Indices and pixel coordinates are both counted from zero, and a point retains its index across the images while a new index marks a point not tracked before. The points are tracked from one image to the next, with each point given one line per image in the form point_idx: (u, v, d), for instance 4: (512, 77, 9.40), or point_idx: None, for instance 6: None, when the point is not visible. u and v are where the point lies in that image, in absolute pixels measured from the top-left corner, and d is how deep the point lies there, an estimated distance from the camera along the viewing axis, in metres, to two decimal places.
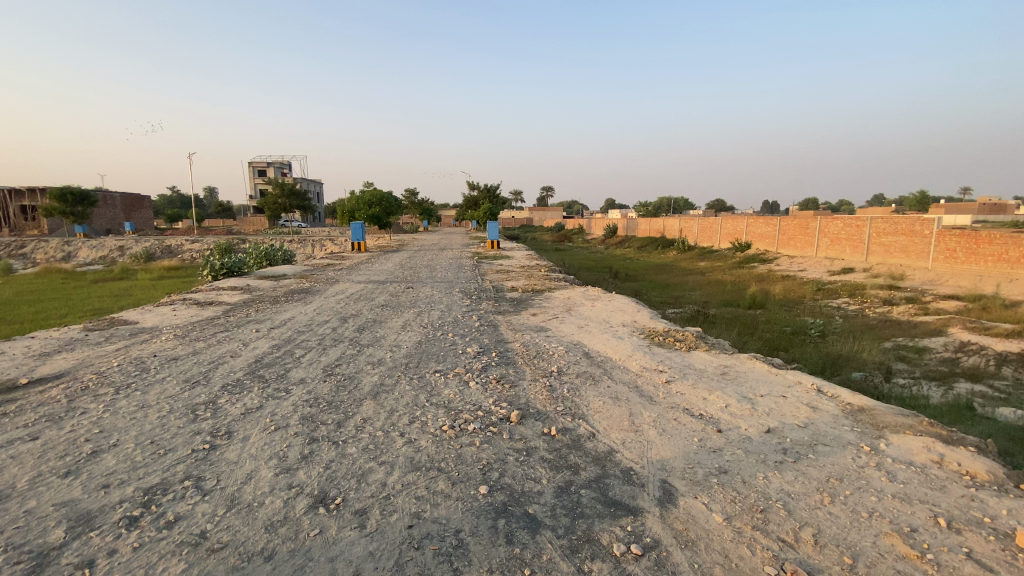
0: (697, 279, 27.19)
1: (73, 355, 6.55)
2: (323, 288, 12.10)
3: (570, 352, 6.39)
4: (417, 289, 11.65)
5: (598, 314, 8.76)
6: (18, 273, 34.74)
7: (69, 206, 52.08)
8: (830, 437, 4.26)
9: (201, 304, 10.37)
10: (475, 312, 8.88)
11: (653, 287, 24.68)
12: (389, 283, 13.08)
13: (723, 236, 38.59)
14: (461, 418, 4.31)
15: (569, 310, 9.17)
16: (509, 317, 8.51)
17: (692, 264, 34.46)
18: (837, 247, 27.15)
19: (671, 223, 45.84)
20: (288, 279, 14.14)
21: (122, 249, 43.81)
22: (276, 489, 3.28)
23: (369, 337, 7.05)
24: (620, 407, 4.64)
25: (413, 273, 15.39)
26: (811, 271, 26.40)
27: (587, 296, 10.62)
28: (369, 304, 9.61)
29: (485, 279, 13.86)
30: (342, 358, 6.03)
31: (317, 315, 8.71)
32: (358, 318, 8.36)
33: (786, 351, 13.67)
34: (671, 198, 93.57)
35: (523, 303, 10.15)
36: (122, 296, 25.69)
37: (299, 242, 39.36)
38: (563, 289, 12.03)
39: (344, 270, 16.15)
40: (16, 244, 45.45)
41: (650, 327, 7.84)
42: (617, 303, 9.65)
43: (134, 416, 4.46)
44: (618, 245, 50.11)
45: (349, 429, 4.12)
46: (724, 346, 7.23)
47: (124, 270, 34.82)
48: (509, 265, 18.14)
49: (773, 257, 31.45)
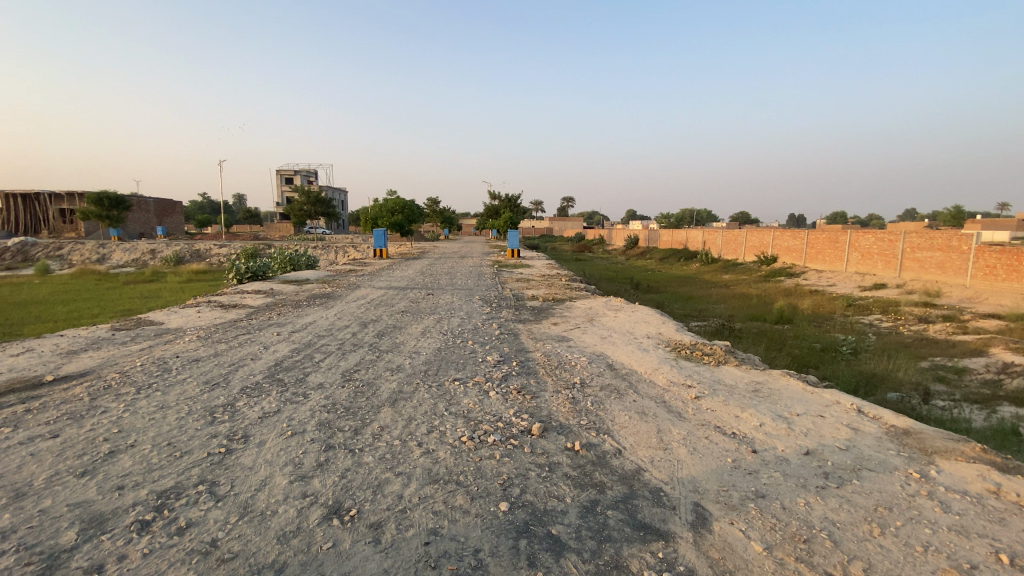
0: (721, 292, 26.64)
1: (99, 353, 6.62)
2: (345, 293, 12.13)
3: (593, 364, 6.19)
4: (437, 296, 11.61)
5: (622, 325, 8.53)
6: (55, 274, 36.04)
7: (104, 210, 53.95)
8: (875, 461, 3.97)
9: (225, 306, 10.48)
10: (495, 321, 8.73)
11: (676, 300, 24.24)
12: (410, 289, 13.07)
13: (748, 249, 37.82)
14: (481, 429, 4.15)
15: (591, 320, 8.97)
16: (530, 326, 8.34)
17: (716, 276, 33.80)
18: (869, 262, 26.30)
19: (694, 235, 45.17)
20: (310, 283, 14.25)
21: (153, 252, 45.19)
22: (290, 497, 3.17)
23: (389, 343, 6.96)
24: (646, 423, 4.43)
25: (433, 280, 15.36)
26: (841, 287, 25.60)
27: (610, 306, 10.40)
28: (389, 310, 9.57)
29: (506, 287, 13.74)
30: (361, 364, 5.95)
31: (337, 320, 8.69)
32: (379, 324, 8.32)
33: (816, 368, 13.18)
34: (694, 209, 92.49)
35: (544, 312, 9.98)
36: (151, 297, 26.38)
37: (323, 248, 39.97)
38: (585, 298, 11.81)
39: (365, 276, 16.23)
40: (55, 246, 47.27)
41: (676, 339, 7.60)
42: (641, 314, 9.41)
43: (152, 416, 4.41)
44: (640, 257, 49.57)
45: (365, 437, 4.01)
46: (754, 361, 6.93)
47: (155, 273, 35.93)
48: (530, 274, 18.00)
49: (801, 271, 30.64)
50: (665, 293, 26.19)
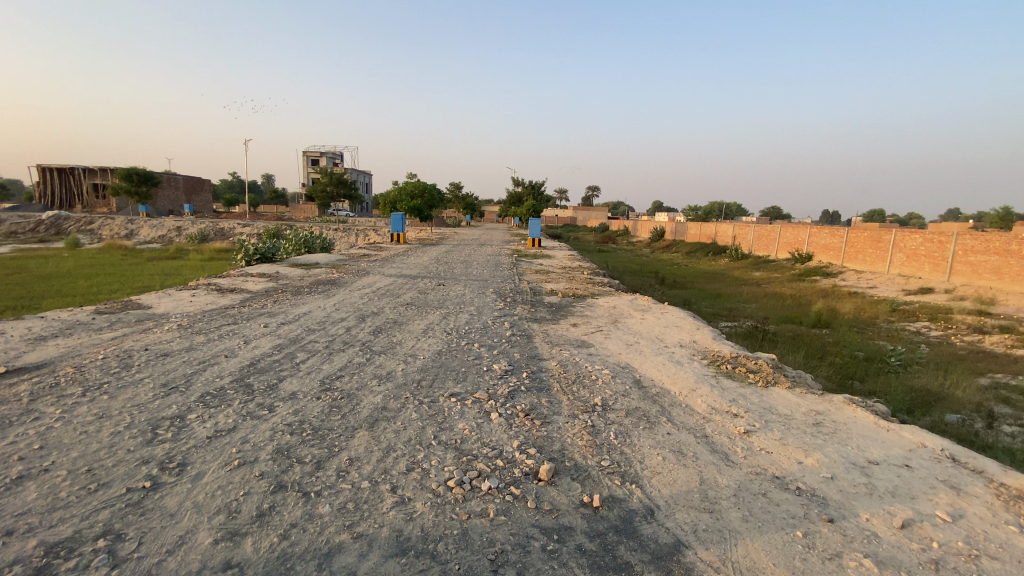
0: (753, 291, 25.21)
1: (67, 340, 5.97)
2: (352, 280, 11.39)
3: (617, 379, 5.26)
4: (448, 288, 10.77)
5: (650, 330, 7.52)
6: (84, 248, 36.57)
7: (133, 186, 54.71)
8: (995, 542, 2.97)
9: (223, 290, 9.83)
10: (507, 319, 7.84)
11: (705, 298, 22.95)
12: (421, 278, 12.26)
13: (781, 245, 35.97)
14: (475, 470, 3.28)
15: (615, 322, 7.99)
16: (546, 328, 7.42)
17: (746, 273, 32.24)
18: (915, 264, 24.49)
19: (724, 228, 43.31)
20: (319, 268, 13.58)
21: (179, 230, 45.59)
22: (209, 568, 2.36)
23: (385, 343, 6.13)
24: (684, 470, 3.50)
25: (447, 269, 14.52)
26: (882, 290, 23.92)
27: (636, 306, 9.39)
28: (393, 302, 8.75)
29: (524, 280, 12.83)
30: (347, 368, 5.11)
31: (335, 311, 7.90)
32: (379, 318, 7.50)
33: (860, 382, 11.96)
34: (725, 203, 89.73)
35: (563, 310, 9.03)
36: (170, 274, 26.33)
37: (344, 230, 39.62)
38: (609, 296, 10.80)
39: (377, 262, 15.50)
40: (85, 220, 48.15)
41: (713, 351, 6.60)
42: (671, 317, 8.38)
43: (86, 427, 3.67)
44: (666, 250, 47.87)
45: (329, 474, 3.18)
46: (808, 382, 5.89)
47: (179, 250, 36.14)
48: (550, 266, 17.01)
49: (838, 271, 28.87)
50: (692, 290, 24.89)
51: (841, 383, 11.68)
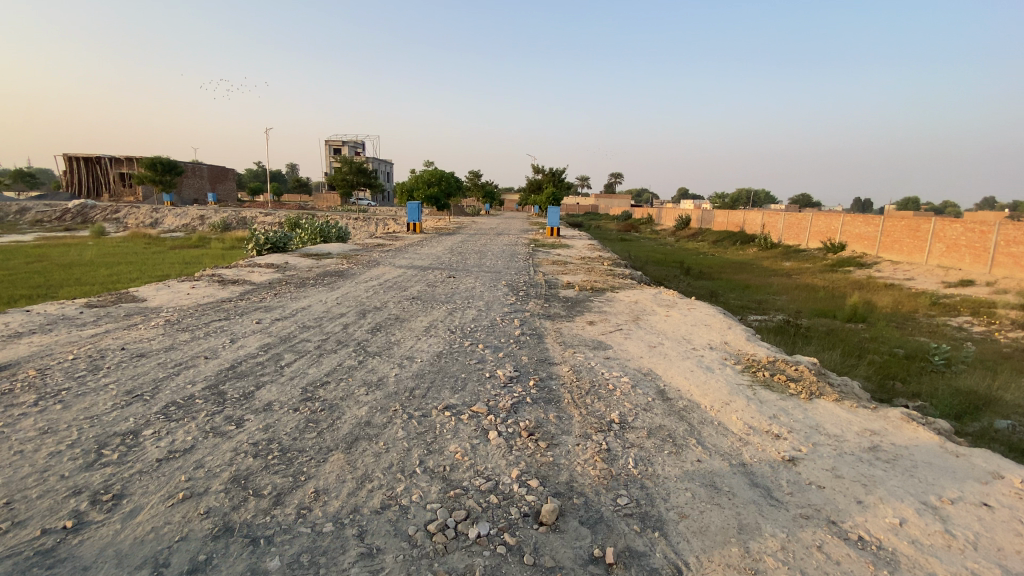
0: (782, 282, 24.08)
1: (44, 338, 5.60)
2: (359, 272, 10.94)
3: (638, 390, 4.62)
4: (458, 280, 10.21)
5: (675, 329, 6.84)
6: (110, 237, 37.22)
7: (159, 175, 55.57)
8: None
9: (224, 282, 9.46)
10: (518, 316, 7.25)
11: (731, 289, 21.98)
12: (432, 269, 11.74)
13: (812, 234, 34.41)
14: (462, 511, 2.71)
15: (636, 320, 7.33)
16: (559, 326, 6.81)
17: (775, 264, 30.92)
18: (955, 254, 22.98)
19: (752, 217, 41.73)
20: (329, 258, 13.19)
21: (202, 218, 46.13)
22: None
23: (382, 342, 5.60)
24: (719, 513, 2.86)
25: (461, 260, 13.97)
26: (919, 282, 22.58)
27: (660, 302, 8.68)
28: (398, 296, 8.23)
29: (540, 271, 12.19)
30: (335, 372, 4.59)
31: (335, 305, 7.41)
32: (382, 312, 6.97)
33: (901, 383, 11.05)
34: (751, 191, 87.29)
35: (579, 305, 8.39)
36: (190, 263, 26.51)
37: (363, 219, 39.43)
38: (630, 289, 10.10)
39: (389, 252, 15.04)
40: (113, 209, 49.09)
41: (747, 356, 5.89)
42: (699, 315, 7.65)
43: (23, 448, 3.22)
44: (689, 240, 46.59)
45: (285, 515, 2.65)
46: (856, 393, 5.16)
47: (202, 238, 36.50)
48: (568, 256, 16.32)
49: (872, 262, 27.41)
50: (717, 281, 23.91)
51: (880, 384, 10.81)
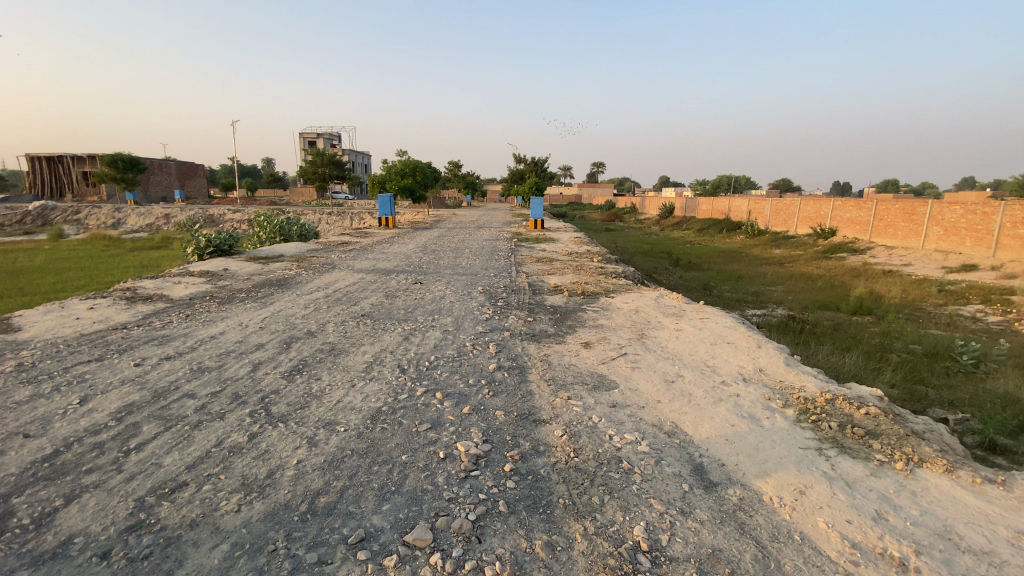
0: (777, 271, 22.90)
1: None
2: (307, 279, 9.23)
3: (666, 470, 3.10)
4: (426, 287, 8.62)
5: (692, 352, 5.35)
6: (65, 239, 34.63)
7: (120, 172, 52.35)
8: None
9: (136, 298, 7.69)
10: (493, 338, 5.67)
11: (725, 281, 20.67)
12: (396, 274, 10.11)
13: (801, 220, 33.33)
14: None
15: (641, 338, 5.83)
16: (547, 351, 5.28)
17: (765, 252, 29.78)
18: (954, 238, 21.96)
19: (739, 203, 40.59)
20: (279, 262, 11.44)
21: (167, 217, 43.51)
22: None
23: (298, 394, 3.98)
24: None
25: (431, 259, 12.35)
26: (919, 268, 21.54)
27: (665, 311, 7.19)
28: (344, 313, 6.59)
29: (522, 272, 10.63)
30: (205, 463, 2.99)
31: (256, 331, 5.74)
32: (313, 341, 5.34)
33: (931, 388, 9.77)
34: (732, 177, 87.19)
35: (569, 317, 6.86)
36: (146, 266, 24.33)
37: (337, 214, 37.31)
38: (626, 293, 8.61)
39: (352, 253, 13.34)
40: (71, 210, 46.15)
41: (795, 393, 4.42)
42: (717, 329, 6.17)
43: None
44: (676, 228, 45.37)
45: None
46: (957, 453, 3.72)
47: (165, 238, 34.15)
48: (553, 252, 14.79)
49: (866, 247, 26.36)
50: (711, 271, 22.61)
51: (908, 390, 9.53)
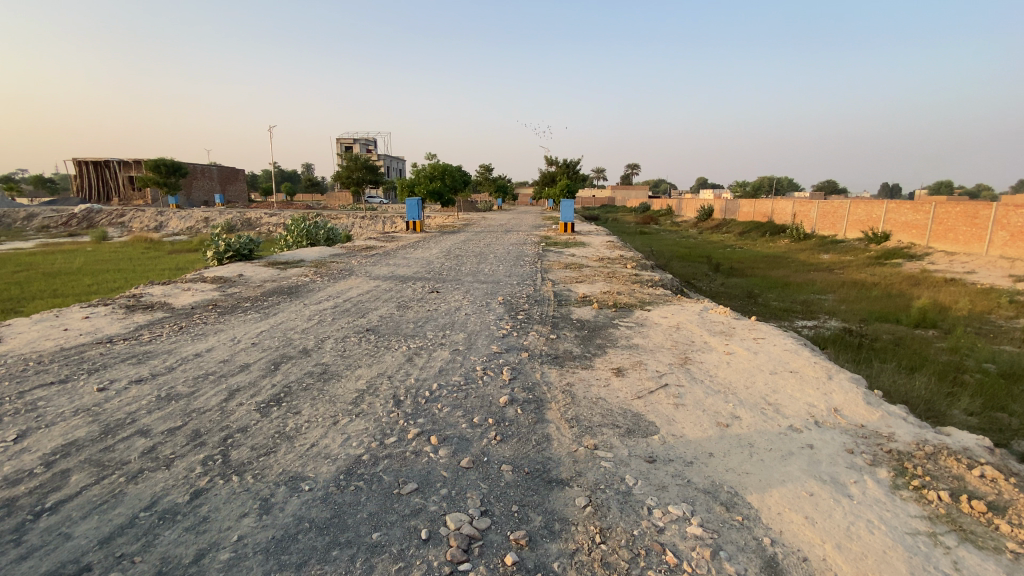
0: (826, 278, 21.28)
1: None
2: (319, 287, 8.71)
3: (726, 568, 2.27)
4: (443, 297, 7.93)
5: (748, 384, 4.46)
6: (110, 241, 35.85)
7: (163, 177, 54.29)
8: None
9: (136, 307, 7.32)
10: (509, 361, 4.90)
11: (770, 288, 19.29)
12: (414, 281, 9.47)
13: (850, 224, 31.22)
14: None
15: (685, 364, 4.96)
16: (571, 379, 4.47)
17: (812, 257, 28.02)
18: (1020, 244, 19.83)
19: (781, 206, 38.58)
20: (296, 268, 11.01)
21: (206, 220, 44.71)
22: None
23: (268, 433, 3.33)
24: None
25: (454, 265, 11.70)
26: (984, 276, 19.57)
27: (711, 329, 6.26)
28: (348, 327, 5.95)
29: (549, 280, 9.83)
30: (121, 538, 2.36)
31: (244, 347, 5.17)
32: (304, 362, 4.69)
33: (1008, 410, 8.37)
34: (773, 178, 84.02)
35: (597, 335, 6.02)
36: (181, 269, 24.66)
37: (369, 217, 37.42)
38: (664, 306, 7.70)
39: (373, 258, 12.86)
40: (117, 212, 48.00)
41: (885, 445, 3.48)
42: (775, 354, 5.22)
43: None
44: (715, 231, 43.57)
45: None
46: None
47: (203, 240, 34.89)
48: (583, 257, 13.93)
49: (922, 253, 24.30)
50: (753, 278, 21.21)
51: (982, 412, 8.16)
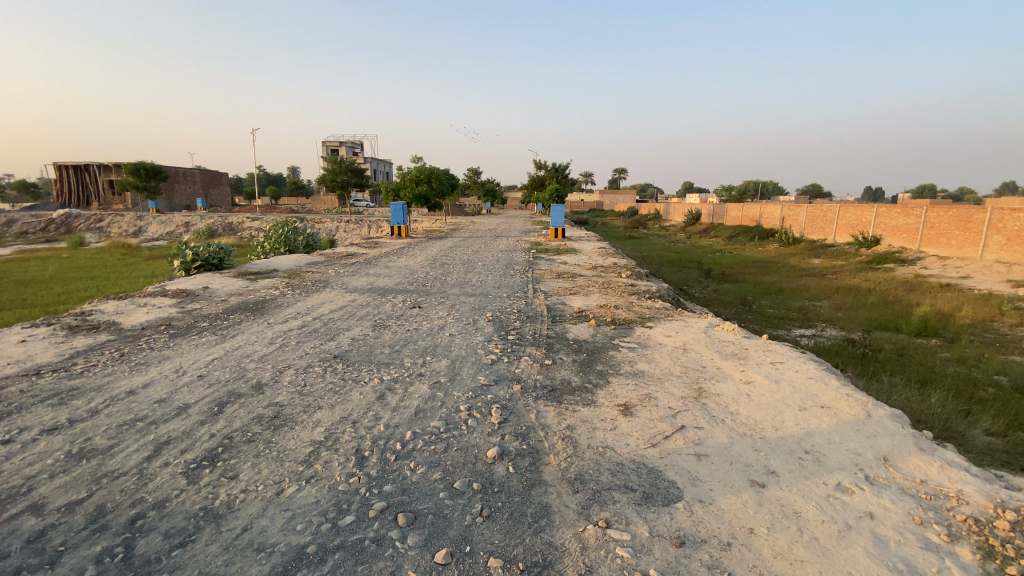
0: (820, 284, 20.91)
1: None
2: (289, 302, 7.95)
3: None
4: (425, 314, 7.22)
5: (778, 425, 3.82)
6: (84, 247, 34.52)
7: (143, 181, 52.85)
8: None
9: (80, 327, 6.51)
10: (498, 396, 4.21)
11: (765, 294, 18.84)
12: (394, 294, 8.75)
13: (839, 228, 31.06)
14: None
15: (701, 398, 4.30)
16: (571, 421, 3.79)
17: (804, 261, 27.71)
18: (1016, 249, 19.64)
19: (770, 210, 38.45)
20: (268, 279, 10.22)
21: (187, 225, 43.45)
22: None
23: (193, 512, 2.60)
24: None
25: (438, 275, 11.00)
26: (980, 281, 19.29)
27: (723, 351, 5.64)
28: (313, 354, 5.20)
29: (540, 292, 9.16)
30: None
31: (187, 383, 4.39)
32: (255, 402, 3.95)
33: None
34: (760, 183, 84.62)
35: (597, 359, 5.36)
36: (157, 277, 23.59)
37: (355, 221, 36.57)
38: (666, 322, 7.07)
39: (353, 267, 12.09)
40: (95, 217, 46.57)
41: (958, 511, 2.85)
42: (800, 384, 4.60)
43: None
44: (704, 235, 43.35)
45: None
46: None
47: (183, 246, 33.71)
48: (575, 265, 13.29)
49: (915, 257, 24.09)
50: (746, 284, 20.76)
51: (1004, 433, 7.63)
